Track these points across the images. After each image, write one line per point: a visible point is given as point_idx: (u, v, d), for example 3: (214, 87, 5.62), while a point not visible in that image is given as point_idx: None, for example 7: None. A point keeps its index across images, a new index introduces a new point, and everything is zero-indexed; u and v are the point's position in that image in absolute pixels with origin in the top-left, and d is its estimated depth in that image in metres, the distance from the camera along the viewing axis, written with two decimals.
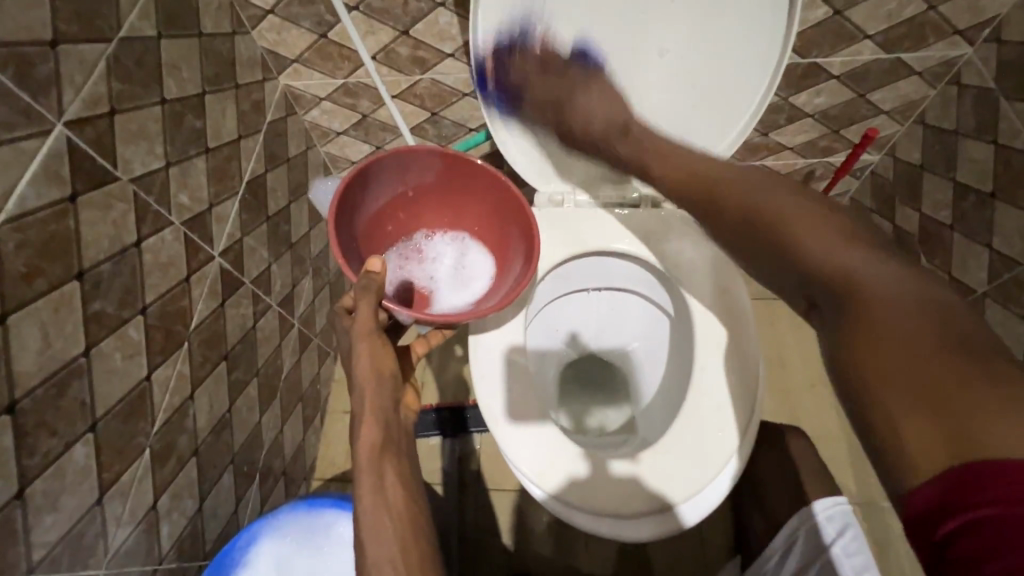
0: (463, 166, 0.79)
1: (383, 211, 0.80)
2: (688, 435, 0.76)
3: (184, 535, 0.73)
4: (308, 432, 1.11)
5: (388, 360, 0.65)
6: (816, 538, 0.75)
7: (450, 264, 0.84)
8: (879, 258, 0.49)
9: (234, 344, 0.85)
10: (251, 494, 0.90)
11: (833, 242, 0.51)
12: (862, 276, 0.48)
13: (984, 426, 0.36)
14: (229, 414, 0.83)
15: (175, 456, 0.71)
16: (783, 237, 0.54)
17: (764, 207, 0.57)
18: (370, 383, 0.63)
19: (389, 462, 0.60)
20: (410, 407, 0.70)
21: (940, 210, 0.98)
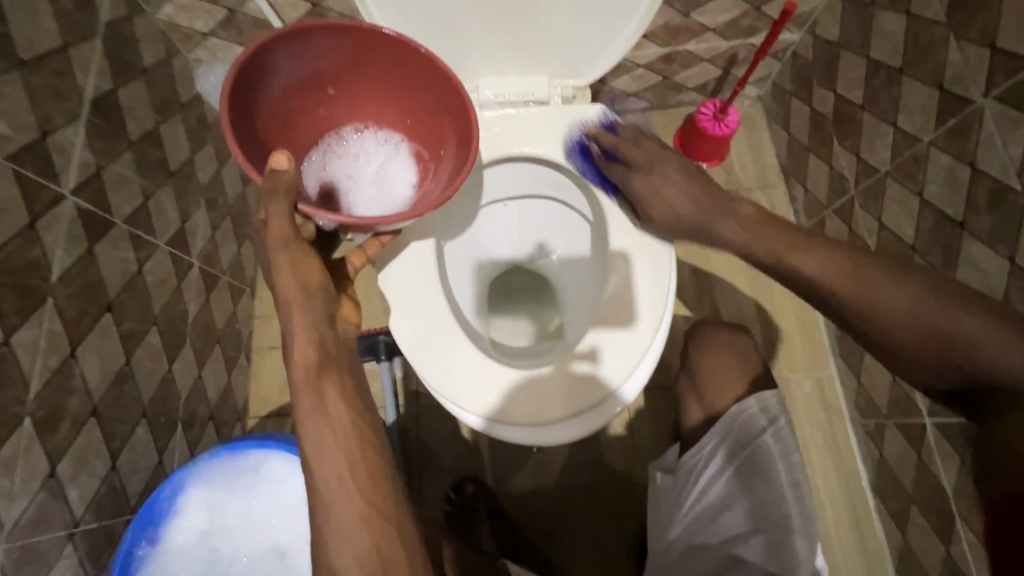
0: (375, 44, 0.68)
1: (297, 103, 0.70)
2: (610, 326, 0.76)
3: (101, 494, 0.70)
4: (233, 372, 1.06)
5: (315, 272, 0.58)
6: (747, 428, 0.82)
7: (372, 164, 0.76)
8: (936, 293, 0.56)
9: (118, 294, 0.76)
10: (176, 442, 0.87)
11: (889, 287, 0.58)
12: (933, 319, 0.55)
13: None
14: (129, 366, 0.77)
15: (68, 419, 0.65)
16: (957, 337, 0.54)
17: (931, 311, 0.55)
18: (296, 300, 0.57)
19: (330, 381, 0.56)
20: (349, 320, 0.64)
21: (852, 89, 0.96)
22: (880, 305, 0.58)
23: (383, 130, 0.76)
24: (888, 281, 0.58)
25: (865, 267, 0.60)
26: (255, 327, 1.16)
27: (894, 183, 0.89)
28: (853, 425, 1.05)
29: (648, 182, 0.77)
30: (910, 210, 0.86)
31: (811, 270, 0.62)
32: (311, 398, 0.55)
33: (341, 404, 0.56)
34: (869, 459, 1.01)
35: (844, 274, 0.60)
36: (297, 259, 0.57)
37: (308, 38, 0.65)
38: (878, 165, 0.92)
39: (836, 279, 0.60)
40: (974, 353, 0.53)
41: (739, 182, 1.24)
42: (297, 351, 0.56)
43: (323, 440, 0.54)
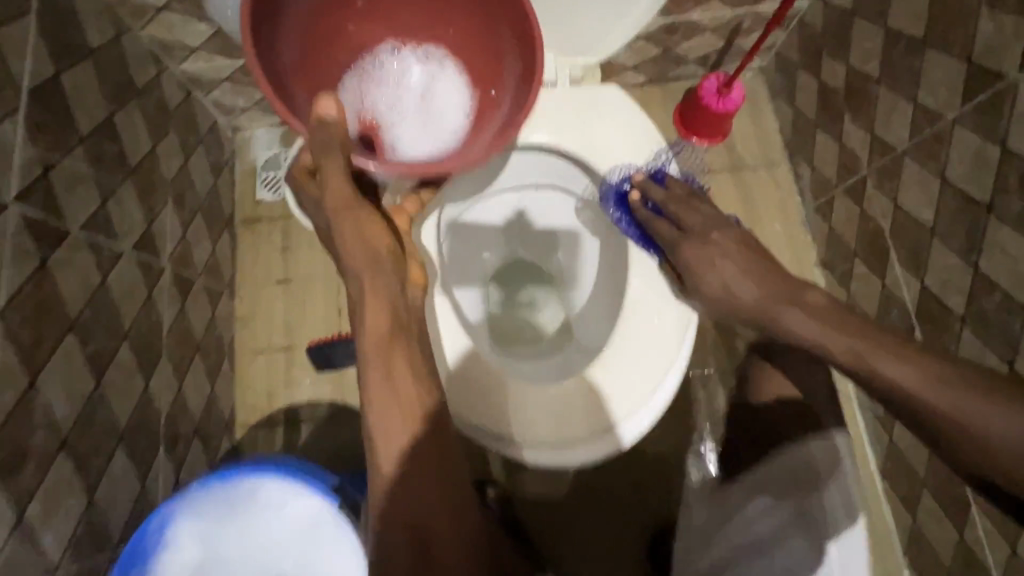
0: None
1: (331, 23, 0.59)
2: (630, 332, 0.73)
3: (80, 533, 0.64)
4: (216, 382, 0.99)
5: (382, 234, 0.52)
6: (801, 470, 0.79)
7: (415, 89, 0.63)
8: (965, 383, 0.48)
9: (80, 312, 0.68)
10: (159, 464, 0.80)
11: (906, 370, 0.50)
12: (962, 414, 0.47)
13: None
14: (100, 390, 0.69)
15: (35, 457, 0.58)
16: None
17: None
18: (365, 265, 0.50)
19: (399, 356, 0.50)
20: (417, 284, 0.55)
21: (867, 61, 0.91)
22: (994, 447, 0.46)
23: (423, 46, 0.63)
24: (1012, 417, 0.45)
25: (980, 401, 0.47)
26: (237, 331, 1.08)
27: (912, 162, 0.85)
28: (862, 409, 1.04)
29: (699, 249, 0.67)
30: (929, 191, 0.82)
31: (903, 380, 0.50)
32: (378, 366, 0.49)
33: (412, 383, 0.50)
34: (877, 443, 1.00)
35: (939, 403, 0.48)
36: (361, 219, 0.52)
37: None
38: (894, 143, 0.88)
39: (880, 372, 0.52)
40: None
41: (742, 161, 1.19)
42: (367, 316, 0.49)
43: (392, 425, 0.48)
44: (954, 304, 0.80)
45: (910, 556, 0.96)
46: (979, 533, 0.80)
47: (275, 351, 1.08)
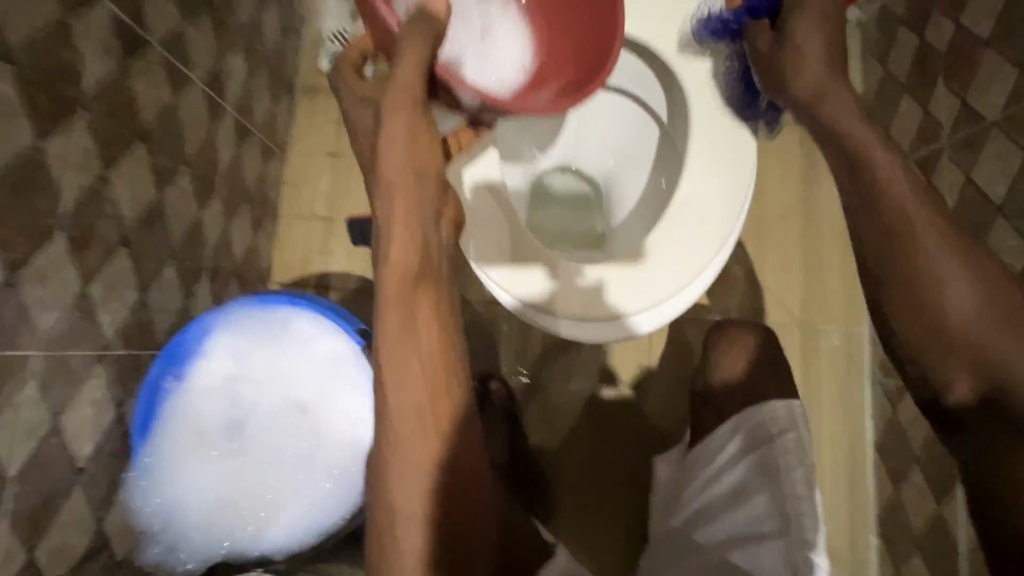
0: None
1: None
2: (679, 227, 0.73)
3: (130, 325, 0.70)
4: (260, 234, 1.04)
5: (432, 158, 0.49)
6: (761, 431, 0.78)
7: (477, 25, 0.62)
8: (954, 244, 0.51)
9: (151, 124, 0.71)
10: (200, 290, 0.86)
11: (921, 218, 0.52)
12: (939, 271, 0.51)
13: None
14: (159, 204, 0.74)
15: (99, 243, 0.63)
16: (993, 341, 0.49)
17: (988, 299, 0.50)
18: (404, 182, 0.48)
19: (422, 298, 0.49)
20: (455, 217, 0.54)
21: (981, 21, 0.84)
22: (934, 284, 0.51)
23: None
24: (965, 278, 0.51)
25: (944, 247, 0.51)
26: (283, 194, 1.12)
27: (1000, 135, 0.80)
28: (872, 383, 1.04)
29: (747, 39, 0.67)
30: (1011, 169, 0.78)
31: (906, 210, 0.52)
32: (399, 315, 0.48)
33: (433, 324, 0.49)
34: (880, 417, 1.01)
35: (916, 234, 0.51)
36: (416, 131, 0.48)
37: None
38: (985, 113, 0.82)
39: (911, 210, 0.52)
40: (1006, 366, 0.49)
41: None
42: (391, 246, 0.48)
43: (408, 360, 0.48)
44: None
45: (881, 524, 0.99)
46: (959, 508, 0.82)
47: (315, 219, 1.12)
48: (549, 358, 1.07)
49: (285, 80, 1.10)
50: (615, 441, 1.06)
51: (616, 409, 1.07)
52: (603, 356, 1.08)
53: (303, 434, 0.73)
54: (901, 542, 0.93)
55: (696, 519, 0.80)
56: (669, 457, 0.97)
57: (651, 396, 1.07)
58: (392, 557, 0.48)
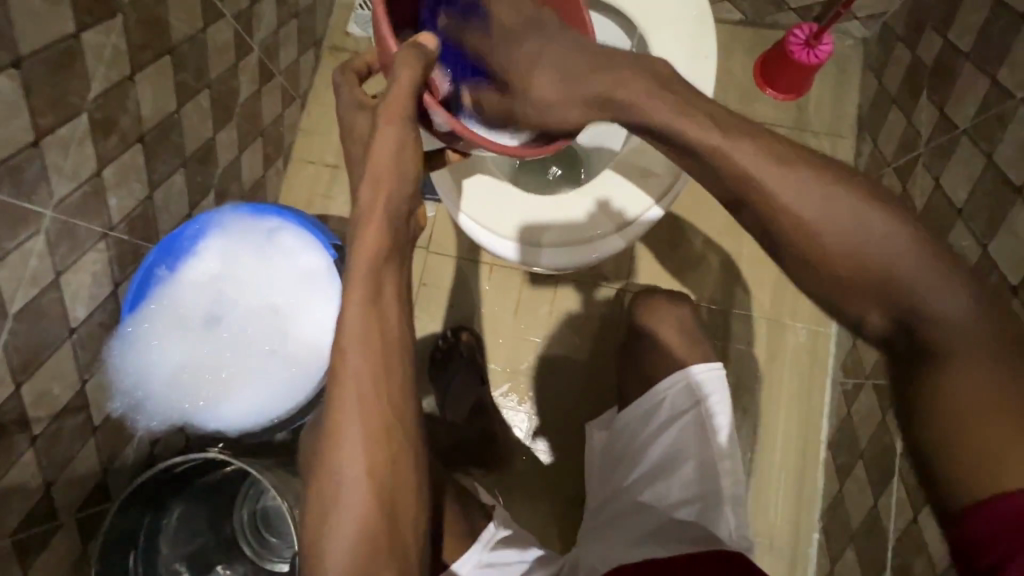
0: None
1: None
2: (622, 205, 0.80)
3: (135, 214, 0.78)
4: (269, 170, 1.13)
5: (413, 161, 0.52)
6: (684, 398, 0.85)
7: None
8: (841, 193, 0.44)
9: (180, 42, 0.80)
10: (205, 205, 0.95)
11: (799, 180, 0.45)
12: (840, 230, 0.44)
13: (981, 414, 0.40)
14: (177, 115, 0.82)
15: (118, 133, 0.72)
16: (882, 258, 0.43)
17: (873, 221, 0.43)
18: (385, 174, 0.52)
19: (389, 273, 0.54)
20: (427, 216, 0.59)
21: (965, 36, 0.88)
22: (816, 214, 0.44)
23: None
24: (829, 187, 0.44)
25: (818, 166, 0.45)
26: (297, 139, 1.21)
27: (969, 143, 0.83)
28: (832, 383, 1.06)
29: None
30: (975, 174, 0.80)
31: (741, 161, 0.45)
32: (368, 286, 0.53)
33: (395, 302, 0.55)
34: (835, 415, 1.03)
35: (763, 164, 0.45)
36: (401, 140, 0.52)
37: None
38: (959, 122, 0.85)
39: (758, 172, 0.45)
40: (905, 290, 0.43)
41: (807, 123, 1.17)
42: (365, 236, 0.52)
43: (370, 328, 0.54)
44: None
45: (824, 519, 1.01)
46: (892, 499, 0.83)
47: (324, 166, 1.20)
48: (521, 320, 1.13)
49: (313, 35, 1.19)
50: (573, 407, 1.10)
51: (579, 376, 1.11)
52: (574, 324, 1.12)
53: (272, 330, 0.82)
54: (839, 536, 0.95)
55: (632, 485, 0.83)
56: (600, 423, 0.97)
57: None
58: (335, 489, 0.54)
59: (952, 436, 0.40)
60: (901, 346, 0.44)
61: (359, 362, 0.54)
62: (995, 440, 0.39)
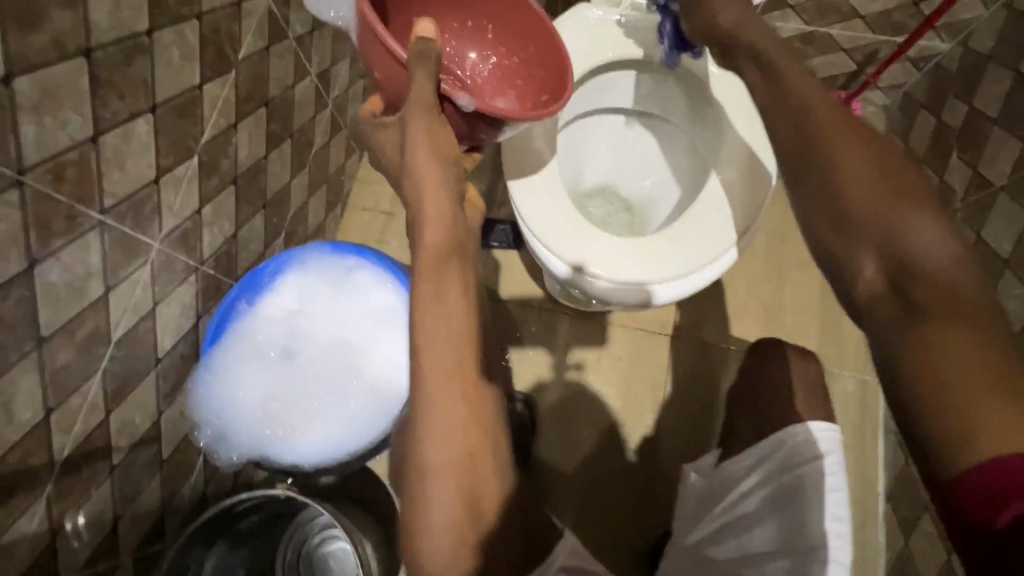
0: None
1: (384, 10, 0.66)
2: (624, 261, 0.79)
3: (221, 251, 0.81)
4: (329, 216, 1.18)
5: (450, 146, 0.56)
6: (793, 455, 0.74)
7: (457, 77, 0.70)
8: (884, 176, 0.52)
9: (275, 95, 0.87)
10: (276, 245, 0.99)
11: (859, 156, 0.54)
12: (891, 205, 0.50)
13: (966, 357, 0.41)
14: (265, 161, 0.88)
15: (218, 175, 0.77)
16: (886, 217, 0.50)
17: (897, 191, 0.51)
18: (428, 171, 0.56)
19: (453, 271, 0.57)
20: (475, 204, 0.64)
21: (991, 103, 0.95)
22: (842, 184, 0.54)
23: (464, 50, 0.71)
24: (869, 168, 0.53)
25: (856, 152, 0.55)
26: (355, 188, 1.28)
27: (1008, 198, 0.88)
28: (885, 431, 1.06)
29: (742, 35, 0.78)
30: (1018, 226, 0.85)
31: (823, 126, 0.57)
32: (432, 284, 0.56)
33: (460, 299, 0.57)
34: (892, 465, 1.02)
35: (822, 140, 0.56)
36: (435, 128, 0.55)
37: None
38: (994, 179, 0.91)
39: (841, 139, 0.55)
40: (904, 245, 0.48)
41: None
42: (425, 234, 0.56)
43: (439, 323, 0.56)
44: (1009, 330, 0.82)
45: None
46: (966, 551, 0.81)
47: (378, 213, 1.26)
48: (570, 364, 1.14)
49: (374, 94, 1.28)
50: (623, 452, 1.09)
51: (630, 421, 1.11)
52: (623, 369, 1.14)
53: (343, 366, 0.84)
54: None
55: (705, 536, 0.77)
56: (700, 464, 0.86)
57: (664, 417, 1.11)
58: (421, 486, 0.55)
59: (939, 385, 0.41)
60: (887, 307, 0.47)
61: (435, 353, 0.55)
62: (975, 384, 0.40)
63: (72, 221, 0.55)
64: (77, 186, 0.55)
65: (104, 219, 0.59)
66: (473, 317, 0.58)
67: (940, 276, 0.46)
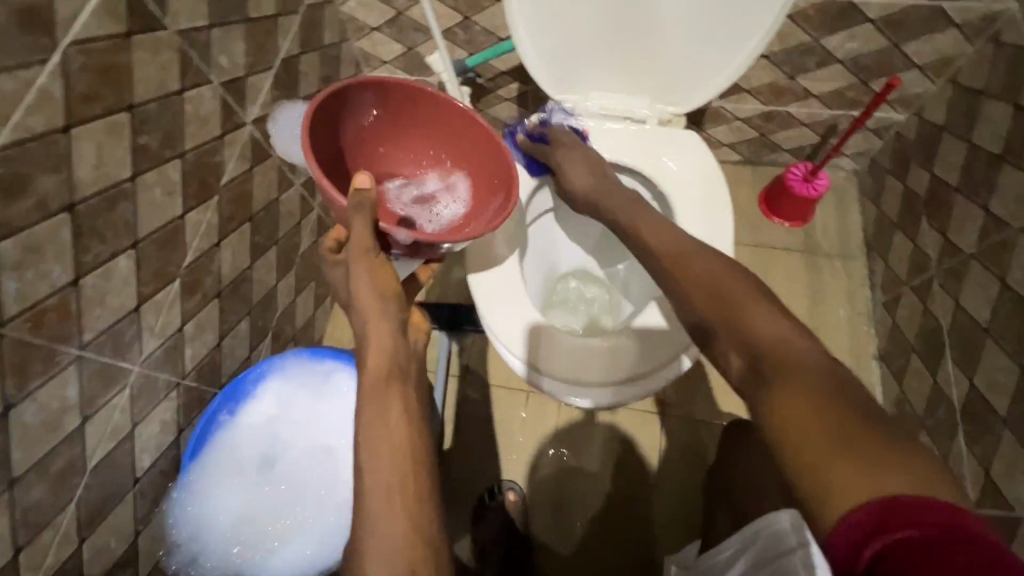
0: (420, 101, 0.75)
1: (370, 151, 0.78)
2: (562, 359, 0.77)
3: (204, 362, 0.84)
4: (318, 310, 1.22)
5: (390, 282, 0.58)
6: None
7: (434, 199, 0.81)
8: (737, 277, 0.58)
9: (259, 211, 0.92)
10: (262, 346, 1.02)
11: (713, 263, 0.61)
12: (754, 315, 0.54)
13: (839, 453, 0.41)
14: (249, 271, 0.92)
15: (201, 293, 0.81)
16: (732, 321, 0.55)
17: (725, 295, 0.57)
18: (371, 304, 0.57)
19: (394, 392, 0.53)
20: (418, 329, 0.62)
21: (950, 171, 0.98)
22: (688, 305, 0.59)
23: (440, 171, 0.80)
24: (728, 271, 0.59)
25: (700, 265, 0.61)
26: None
27: (979, 265, 0.88)
28: None
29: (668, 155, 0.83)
30: (992, 294, 0.84)
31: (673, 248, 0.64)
32: (375, 408, 0.51)
33: (400, 418, 0.51)
34: None
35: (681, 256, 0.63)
36: (375, 270, 0.58)
37: (367, 91, 0.72)
38: (964, 247, 0.92)
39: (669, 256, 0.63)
40: (757, 341, 0.52)
41: (818, 247, 1.24)
42: (369, 357, 0.55)
43: (379, 447, 0.49)
44: (998, 403, 0.80)
45: None
46: None
47: None
48: (560, 448, 1.12)
49: None
50: (618, 539, 1.05)
51: (625, 507, 1.08)
52: (614, 450, 1.12)
53: (326, 475, 0.85)
54: None
55: None
56: (682, 557, 0.89)
57: (660, 501, 1.08)
58: None
59: (813, 476, 0.42)
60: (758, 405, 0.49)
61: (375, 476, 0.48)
62: (848, 472, 0.40)
63: (50, 361, 0.58)
64: (57, 327, 0.58)
65: (83, 353, 0.62)
66: (422, 447, 0.51)
67: (816, 366, 0.48)
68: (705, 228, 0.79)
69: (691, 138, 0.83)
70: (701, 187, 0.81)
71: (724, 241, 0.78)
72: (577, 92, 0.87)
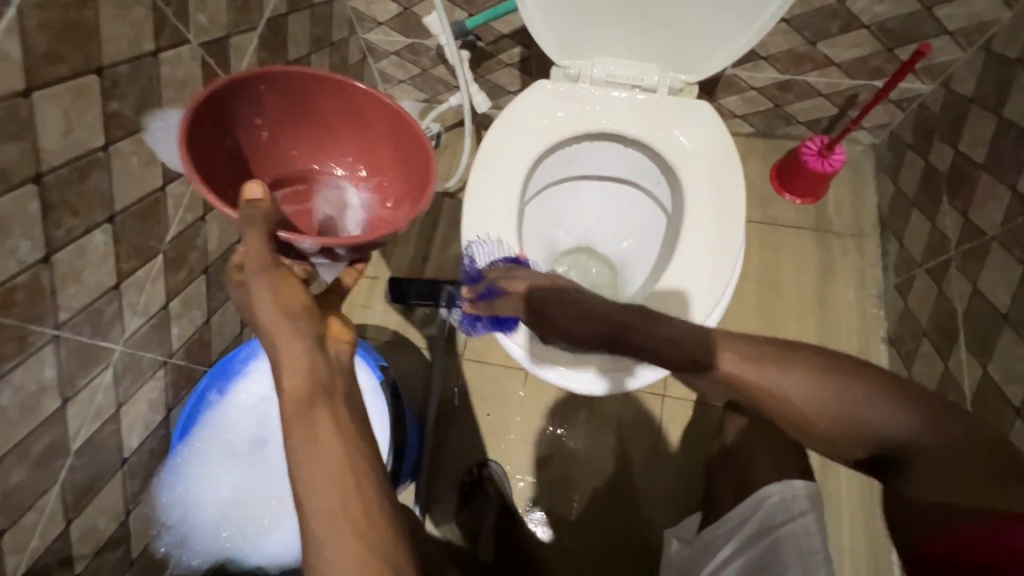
0: (305, 89, 0.64)
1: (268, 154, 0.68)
2: (554, 340, 0.74)
3: (192, 340, 0.82)
4: None
5: (297, 295, 0.51)
6: (775, 514, 0.72)
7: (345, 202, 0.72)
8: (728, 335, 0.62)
9: None
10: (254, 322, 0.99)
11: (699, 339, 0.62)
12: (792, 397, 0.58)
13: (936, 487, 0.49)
14: (238, 245, 0.89)
15: (186, 268, 0.77)
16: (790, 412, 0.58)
17: (703, 341, 0.61)
18: (273, 324, 0.49)
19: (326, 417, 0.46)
20: (340, 339, 0.53)
21: (977, 147, 0.92)
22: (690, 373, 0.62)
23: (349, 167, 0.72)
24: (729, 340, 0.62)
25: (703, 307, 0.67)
26: None
27: (1000, 247, 0.84)
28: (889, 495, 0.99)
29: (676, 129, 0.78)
30: (1013, 278, 0.80)
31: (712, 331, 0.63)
32: (304, 433, 0.45)
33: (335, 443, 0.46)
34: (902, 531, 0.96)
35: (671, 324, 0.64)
36: (277, 282, 0.51)
37: (247, 87, 0.62)
38: (986, 228, 0.88)
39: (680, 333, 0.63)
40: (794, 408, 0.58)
41: (831, 226, 1.20)
42: (285, 380, 0.47)
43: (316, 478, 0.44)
44: (1012, 393, 0.77)
45: None
46: None
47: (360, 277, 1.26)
48: (558, 427, 1.10)
49: None
50: (612, 517, 1.05)
51: (621, 487, 1.07)
52: (611, 431, 1.10)
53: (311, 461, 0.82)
54: None
55: None
56: (682, 531, 0.84)
57: (657, 481, 1.07)
58: None
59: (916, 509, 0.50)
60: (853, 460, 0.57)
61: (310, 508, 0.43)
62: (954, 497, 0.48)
63: (23, 342, 0.55)
64: (29, 306, 0.55)
65: (59, 333, 0.59)
66: (365, 460, 0.46)
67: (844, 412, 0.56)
68: (715, 206, 0.75)
69: (704, 108, 0.78)
70: (713, 163, 0.77)
71: (737, 219, 0.74)
72: (582, 56, 0.81)
